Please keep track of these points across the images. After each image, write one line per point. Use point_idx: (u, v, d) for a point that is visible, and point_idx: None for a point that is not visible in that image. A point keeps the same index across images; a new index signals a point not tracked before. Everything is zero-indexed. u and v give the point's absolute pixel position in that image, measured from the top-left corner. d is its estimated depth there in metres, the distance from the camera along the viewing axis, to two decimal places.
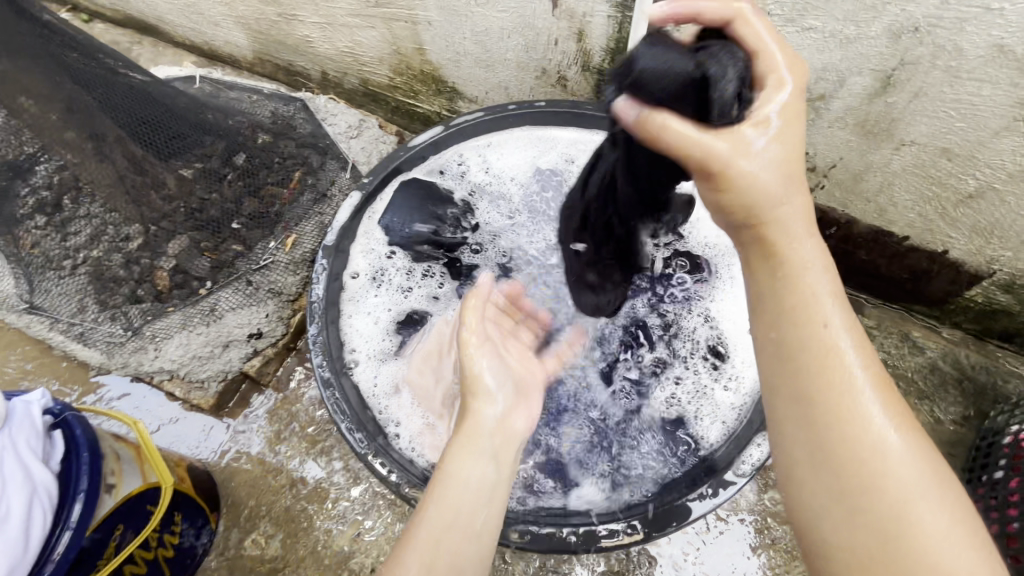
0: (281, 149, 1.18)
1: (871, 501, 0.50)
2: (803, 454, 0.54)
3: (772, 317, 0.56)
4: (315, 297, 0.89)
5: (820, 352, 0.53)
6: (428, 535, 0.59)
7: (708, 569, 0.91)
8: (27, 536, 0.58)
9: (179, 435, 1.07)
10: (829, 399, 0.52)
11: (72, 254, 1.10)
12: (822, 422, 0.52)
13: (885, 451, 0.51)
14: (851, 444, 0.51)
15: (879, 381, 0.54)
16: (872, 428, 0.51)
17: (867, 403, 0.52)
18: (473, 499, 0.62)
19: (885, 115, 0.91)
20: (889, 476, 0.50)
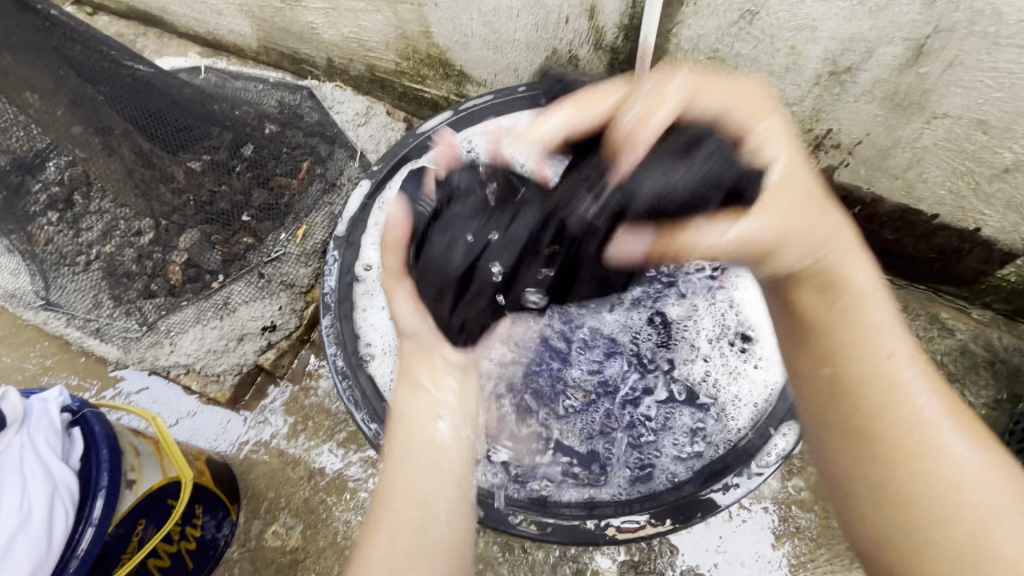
0: (289, 139, 1.15)
1: (947, 526, 0.51)
2: (866, 486, 0.56)
3: (828, 351, 0.59)
4: (328, 289, 0.89)
5: (880, 390, 0.56)
6: (399, 486, 0.60)
7: (732, 557, 0.90)
8: (49, 533, 0.58)
9: (196, 429, 1.08)
10: (894, 431, 0.55)
11: (85, 250, 1.09)
12: (887, 452, 0.54)
13: (958, 475, 0.52)
14: (921, 472, 0.53)
15: (947, 407, 0.56)
16: (946, 457, 0.53)
17: (937, 432, 0.54)
18: (423, 437, 0.63)
19: (916, 86, 0.86)
20: (965, 498, 0.51)
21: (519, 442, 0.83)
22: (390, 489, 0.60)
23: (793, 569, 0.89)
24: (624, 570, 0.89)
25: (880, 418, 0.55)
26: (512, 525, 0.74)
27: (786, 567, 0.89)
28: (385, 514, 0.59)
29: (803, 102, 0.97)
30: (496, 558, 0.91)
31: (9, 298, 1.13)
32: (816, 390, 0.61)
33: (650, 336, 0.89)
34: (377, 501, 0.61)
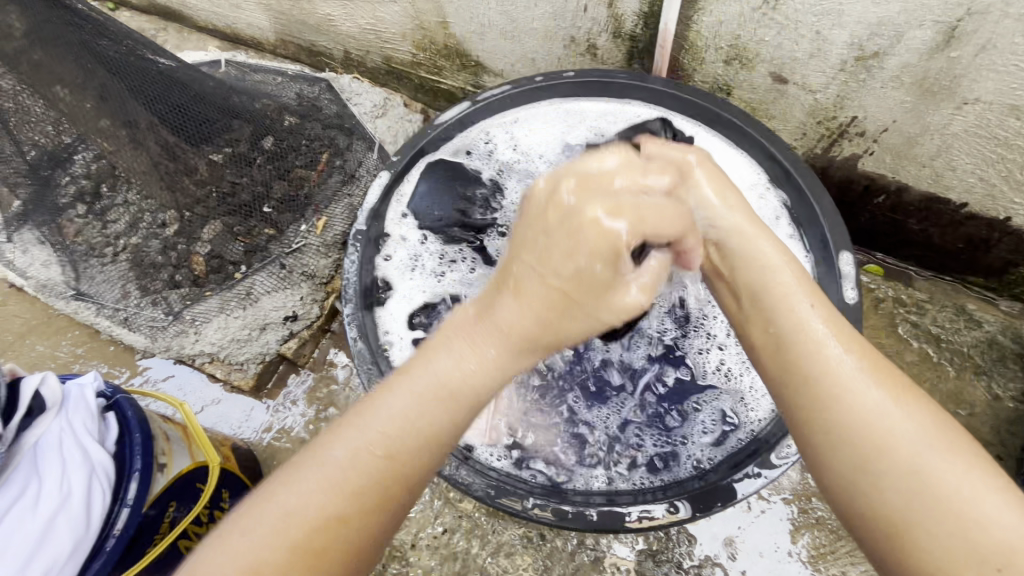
0: (308, 131, 1.16)
1: (890, 466, 0.48)
2: (820, 441, 0.52)
3: (766, 314, 0.60)
4: (348, 280, 0.88)
5: (807, 345, 0.56)
6: (398, 446, 0.51)
7: (750, 548, 0.90)
8: (88, 513, 0.60)
9: (221, 416, 1.11)
10: (821, 386, 0.53)
11: (113, 241, 1.12)
12: (828, 401, 0.52)
13: (891, 417, 0.50)
14: (844, 417, 0.51)
15: (873, 361, 0.54)
16: (866, 397, 0.51)
17: (853, 380, 0.52)
18: (448, 415, 0.52)
19: (946, 71, 0.84)
20: (890, 437, 0.49)
21: (539, 433, 0.83)
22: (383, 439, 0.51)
23: (812, 560, 0.88)
24: (641, 559, 0.90)
25: (814, 369, 0.54)
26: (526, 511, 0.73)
27: (805, 559, 0.89)
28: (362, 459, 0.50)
29: (827, 89, 0.95)
30: (514, 545, 0.92)
31: (41, 288, 1.17)
32: (757, 355, 0.60)
33: (667, 328, 0.89)
34: (353, 433, 0.51)
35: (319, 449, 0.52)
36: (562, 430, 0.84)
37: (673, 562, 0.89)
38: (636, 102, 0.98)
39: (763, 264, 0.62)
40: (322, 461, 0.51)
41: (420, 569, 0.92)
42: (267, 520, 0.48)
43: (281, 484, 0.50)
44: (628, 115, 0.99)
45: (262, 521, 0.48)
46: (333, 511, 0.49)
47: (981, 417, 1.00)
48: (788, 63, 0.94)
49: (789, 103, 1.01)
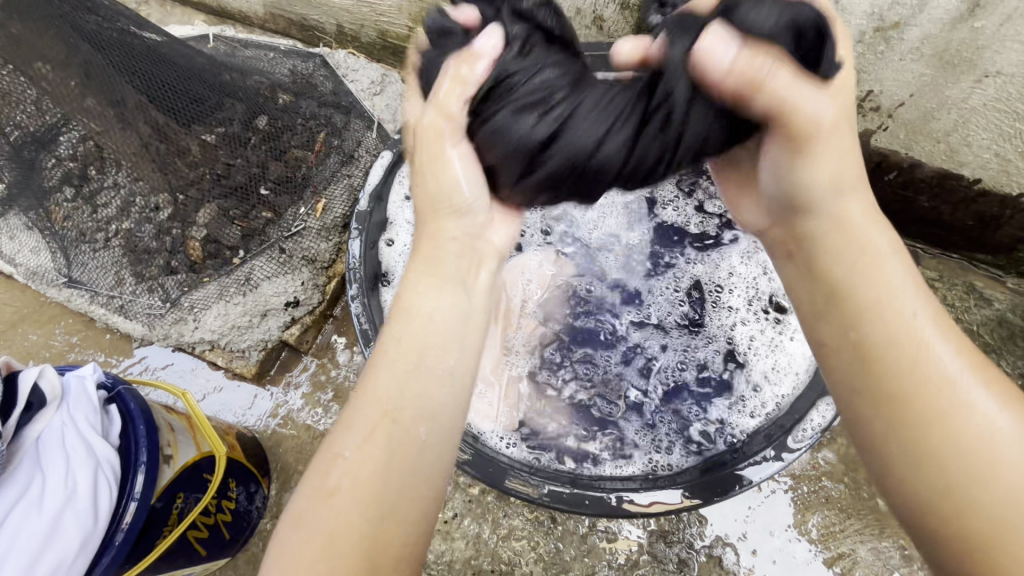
0: (303, 109, 1.11)
1: (974, 488, 0.46)
2: (900, 452, 0.50)
3: (847, 318, 0.54)
4: (353, 262, 0.87)
5: (903, 354, 0.50)
6: (381, 390, 0.52)
7: (760, 528, 0.90)
8: (96, 509, 0.58)
9: (223, 404, 1.09)
10: (921, 399, 0.49)
11: (104, 226, 1.08)
12: (916, 414, 0.49)
13: (988, 437, 0.47)
14: (943, 431, 0.48)
15: (976, 369, 0.50)
16: (965, 414, 0.48)
17: (955, 393, 0.49)
18: (410, 349, 0.54)
19: (969, 42, 0.83)
20: (990, 460, 0.46)
21: (553, 416, 0.83)
22: (364, 392, 0.53)
23: (822, 539, 0.89)
24: (653, 540, 0.90)
25: (908, 378, 0.50)
26: (541, 495, 0.72)
27: (816, 538, 0.89)
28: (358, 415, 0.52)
29: None
30: (524, 528, 0.92)
31: (31, 276, 1.13)
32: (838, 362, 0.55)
33: (683, 310, 0.88)
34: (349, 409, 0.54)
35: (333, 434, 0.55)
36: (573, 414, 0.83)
37: (684, 542, 0.90)
38: None
39: (865, 264, 0.53)
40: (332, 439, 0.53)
41: (431, 554, 0.92)
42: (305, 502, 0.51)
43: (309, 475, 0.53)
44: None
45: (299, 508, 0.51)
46: (345, 476, 0.50)
47: None
48: None
49: None
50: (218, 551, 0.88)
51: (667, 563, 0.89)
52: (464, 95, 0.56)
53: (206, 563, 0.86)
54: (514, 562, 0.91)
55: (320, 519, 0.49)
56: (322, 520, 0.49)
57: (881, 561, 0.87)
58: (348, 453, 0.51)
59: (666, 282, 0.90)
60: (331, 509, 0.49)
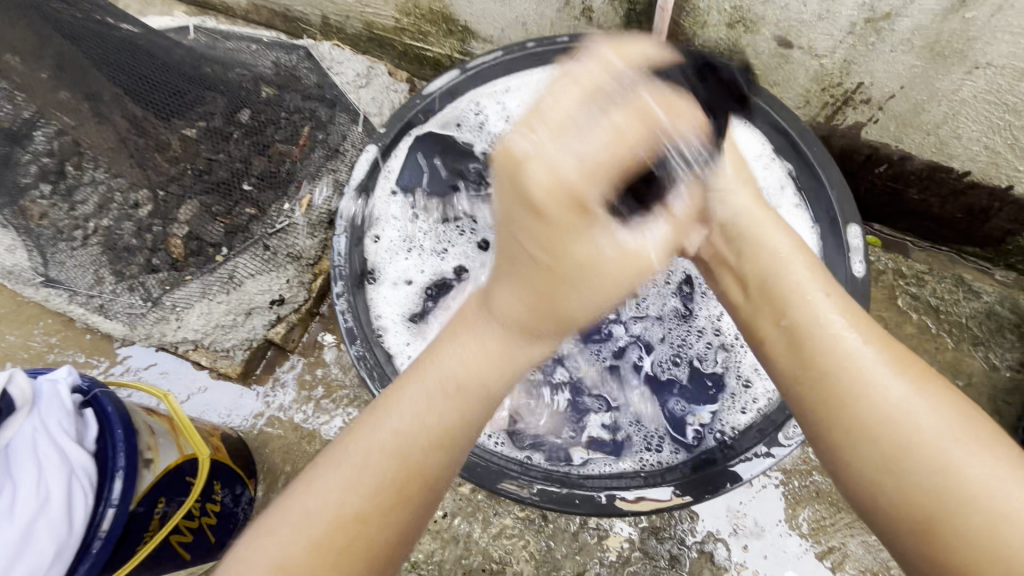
0: (288, 102, 1.08)
1: (913, 468, 0.47)
2: (836, 438, 0.52)
3: (777, 307, 0.60)
4: (337, 262, 0.84)
5: (829, 350, 0.54)
6: (415, 426, 0.52)
7: (750, 523, 0.90)
8: (71, 517, 0.56)
9: (208, 404, 1.07)
10: (841, 384, 0.52)
11: (82, 223, 1.05)
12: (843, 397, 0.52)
13: (909, 412, 0.49)
14: (870, 416, 0.50)
15: (897, 357, 0.53)
16: (881, 391, 0.51)
17: (870, 369, 0.52)
18: (450, 395, 0.53)
19: (960, 34, 0.80)
20: (921, 435, 0.48)
21: (542, 415, 0.82)
22: (394, 427, 0.52)
23: (812, 533, 0.89)
24: (644, 536, 0.90)
25: (835, 368, 0.53)
26: (530, 496, 0.71)
27: (806, 532, 0.89)
28: (383, 444, 0.51)
29: (834, 53, 0.91)
30: (515, 527, 0.91)
31: (7, 276, 1.10)
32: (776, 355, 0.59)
33: (671, 304, 0.87)
34: (360, 429, 0.53)
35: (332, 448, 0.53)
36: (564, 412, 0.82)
37: (676, 538, 0.90)
38: None
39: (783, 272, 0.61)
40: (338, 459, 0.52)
41: (421, 554, 0.91)
42: (300, 522, 0.48)
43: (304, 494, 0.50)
44: None
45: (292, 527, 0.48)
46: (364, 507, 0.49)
47: (978, 387, 1.00)
48: (794, 25, 0.90)
49: (793, 69, 0.97)
50: (205, 554, 0.86)
51: (658, 559, 0.89)
52: (617, 141, 0.47)
53: (193, 566, 0.85)
54: (505, 561, 0.90)
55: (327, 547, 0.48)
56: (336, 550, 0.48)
57: (870, 554, 0.88)
58: (372, 484, 0.50)
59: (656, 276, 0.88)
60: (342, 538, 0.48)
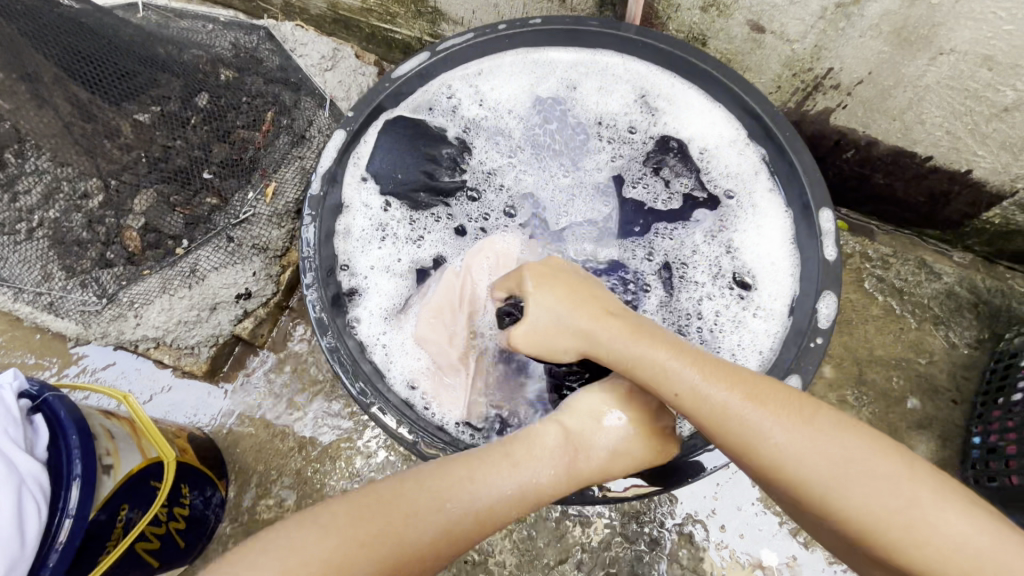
0: (248, 86, 1.05)
1: (817, 508, 0.55)
2: (764, 486, 0.59)
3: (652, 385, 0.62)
4: (307, 253, 0.79)
5: (713, 422, 0.58)
6: (494, 511, 0.57)
7: (728, 503, 0.92)
8: (24, 529, 0.53)
9: (173, 404, 1.02)
10: (729, 446, 0.58)
11: (26, 216, 0.99)
12: (747, 460, 0.58)
13: (797, 465, 0.55)
14: (772, 475, 0.56)
15: (772, 408, 0.57)
16: (765, 447, 0.56)
17: (757, 429, 0.56)
18: (521, 502, 0.59)
19: (925, 19, 0.81)
20: (810, 482, 0.55)
21: (519, 405, 0.82)
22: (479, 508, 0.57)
23: (786, 511, 0.91)
24: (625, 521, 0.90)
25: (726, 439, 0.58)
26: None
27: (781, 511, 0.91)
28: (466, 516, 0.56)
29: (804, 38, 0.91)
30: None
31: None
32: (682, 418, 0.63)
33: (653, 285, 0.89)
34: (445, 485, 0.57)
35: (402, 485, 0.57)
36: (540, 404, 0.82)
37: (656, 522, 0.91)
38: (605, 50, 0.91)
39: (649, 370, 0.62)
40: (419, 507, 0.56)
41: None
42: (365, 541, 0.53)
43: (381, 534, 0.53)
44: (599, 65, 0.93)
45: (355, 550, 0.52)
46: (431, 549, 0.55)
47: (939, 365, 1.04)
48: (766, 10, 0.90)
49: (764, 54, 0.97)
50: (173, 559, 0.83)
51: (638, 543, 0.90)
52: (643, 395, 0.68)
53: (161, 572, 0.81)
54: (487, 552, 0.90)
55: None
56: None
57: None
58: (438, 529, 0.55)
59: (639, 254, 0.91)
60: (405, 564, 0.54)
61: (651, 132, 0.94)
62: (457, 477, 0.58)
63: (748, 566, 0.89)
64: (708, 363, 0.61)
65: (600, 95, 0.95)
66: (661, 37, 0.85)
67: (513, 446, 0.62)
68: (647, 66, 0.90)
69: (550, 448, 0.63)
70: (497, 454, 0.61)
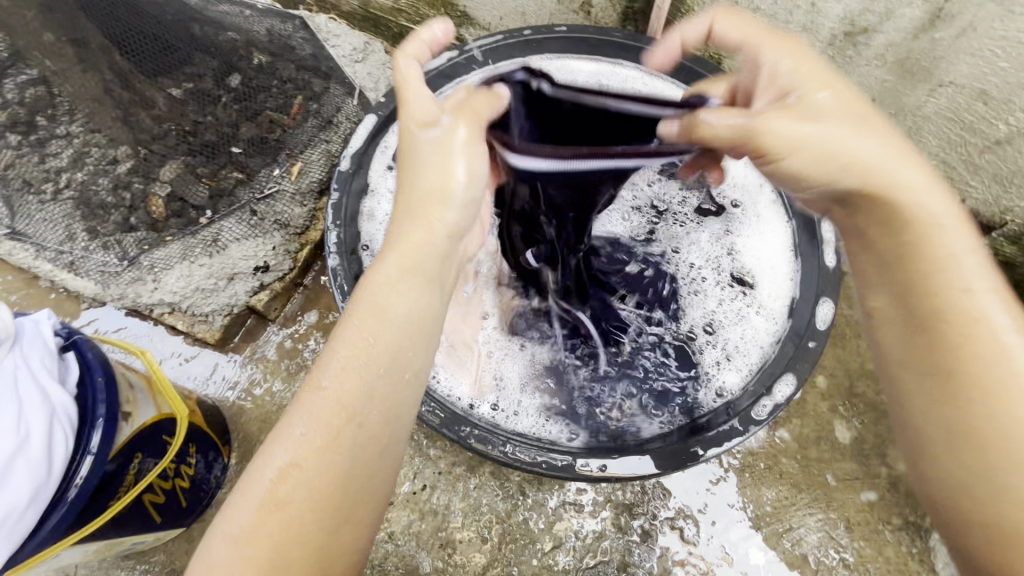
0: (279, 71, 1.07)
1: (942, 359, 0.52)
2: (900, 345, 0.54)
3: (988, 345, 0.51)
4: (332, 227, 0.85)
5: (985, 355, 0.50)
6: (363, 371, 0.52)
7: (721, 499, 0.95)
8: (51, 459, 0.56)
9: (183, 370, 1.03)
10: (971, 352, 0.51)
11: (54, 176, 1.02)
12: (934, 330, 0.52)
13: (994, 342, 0.51)
14: (968, 363, 0.51)
15: (1004, 298, 0.53)
16: (989, 335, 0.51)
17: (994, 316, 0.51)
18: (409, 332, 0.54)
19: (927, 52, 0.86)
20: (1003, 357, 0.50)
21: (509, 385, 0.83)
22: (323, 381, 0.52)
23: (775, 514, 0.94)
24: (617, 513, 0.92)
25: (950, 310, 0.51)
26: (503, 454, 0.74)
27: (769, 510, 0.94)
28: (348, 390, 0.51)
29: None
30: (494, 499, 0.93)
31: None
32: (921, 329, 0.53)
33: (644, 271, 0.89)
34: (319, 396, 0.52)
35: (279, 433, 0.52)
36: (534, 387, 0.84)
37: (649, 514, 0.93)
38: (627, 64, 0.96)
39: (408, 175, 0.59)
40: (291, 445, 0.50)
41: (398, 525, 0.91)
42: (259, 492, 0.50)
43: (281, 511, 0.49)
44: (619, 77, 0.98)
45: (265, 546, 0.48)
46: (373, 455, 0.52)
47: None
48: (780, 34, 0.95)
49: None
50: (173, 519, 0.84)
51: (630, 534, 0.92)
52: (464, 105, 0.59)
53: (161, 530, 0.83)
54: (481, 534, 0.91)
55: (333, 527, 0.51)
56: (345, 521, 0.51)
57: (828, 533, 0.93)
58: (306, 425, 0.51)
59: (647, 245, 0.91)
60: (358, 494, 0.52)
61: None
62: (322, 388, 0.52)
63: (737, 562, 0.92)
64: (861, 118, 0.56)
65: None
66: None
67: (362, 295, 0.55)
68: (665, 81, 0.94)
69: (386, 281, 0.55)
70: (360, 309, 0.54)
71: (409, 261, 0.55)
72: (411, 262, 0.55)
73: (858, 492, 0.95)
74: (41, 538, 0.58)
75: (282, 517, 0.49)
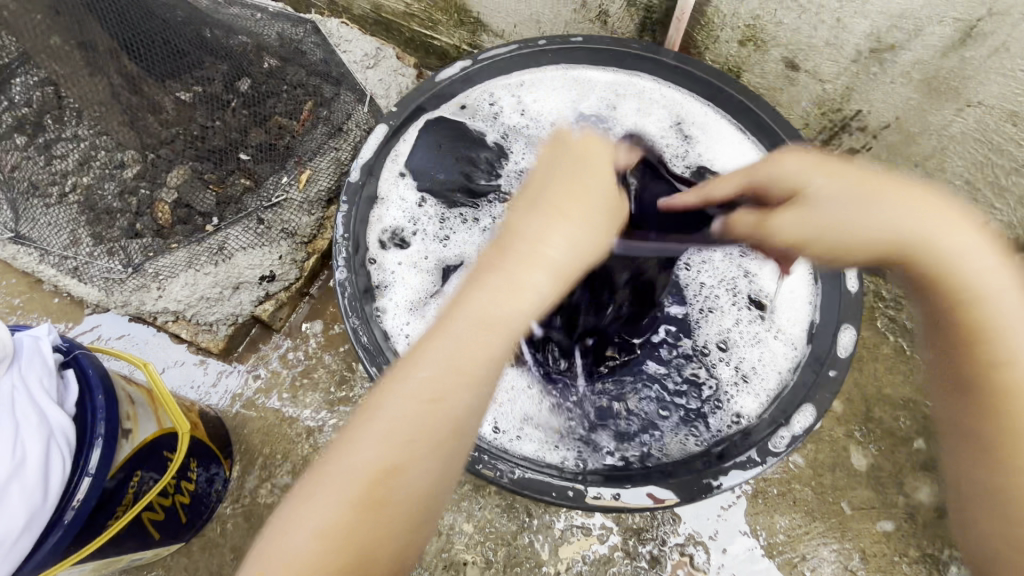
0: (290, 77, 1.05)
1: (993, 424, 0.54)
2: (960, 408, 0.57)
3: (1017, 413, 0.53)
4: (340, 239, 0.82)
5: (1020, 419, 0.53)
6: (471, 388, 0.51)
7: (732, 526, 0.92)
8: (46, 482, 0.54)
9: (185, 379, 1.02)
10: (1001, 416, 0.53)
11: (60, 179, 1.01)
12: (992, 402, 0.54)
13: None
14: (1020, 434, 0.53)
15: None
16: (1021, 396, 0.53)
17: None
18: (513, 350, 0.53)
19: (957, 71, 0.83)
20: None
21: (517, 404, 0.81)
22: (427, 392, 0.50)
23: (788, 543, 0.91)
24: (626, 537, 0.90)
25: (979, 379, 0.55)
26: (511, 480, 0.72)
27: (782, 538, 0.92)
28: (450, 405, 0.50)
29: (837, 79, 0.94)
30: (500, 520, 0.90)
31: None
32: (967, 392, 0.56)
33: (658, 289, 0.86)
34: (415, 405, 0.50)
35: (366, 432, 0.50)
36: (544, 410, 0.81)
37: (658, 539, 0.90)
38: (645, 76, 0.93)
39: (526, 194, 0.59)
40: (386, 447, 0.49)
41: None
42: (343, 494, 0.48)
43: (366, 515, 0.48)
44: (637, 88, 0.94)
45: (347, 549, 0.47)
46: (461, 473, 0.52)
47: None
48: (803, 48, 0.92)
49: (798, 91, 0.99)
50: (173, 535, 0.82)
51: (638, 560, 0.89)
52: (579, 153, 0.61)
53: (159, 547, 0.81)
54: (486, 557, 0.89)
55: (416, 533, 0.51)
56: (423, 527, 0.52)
57: (842, 564, 0.90)
58: (406, 433, 0.49)
59: None
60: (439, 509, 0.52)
61: (686, 161, 0.93)
62: (420, 396, 0.50)
63: None
64: (928, 198, 0.58)
65: (638, 116, 0.95)
66: (697, 66, 0.90)
67: (467, 304, 0.53)
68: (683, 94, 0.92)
69: (495, 292, 0.52)
70: (468, 320, 0.52)
71: (522, 278, 0.53)
72: (524, 279, 0.53)
73: (875, 521, 0.92)
74: (36, 562, 0.56)
75: (367, 522, 0.48)
